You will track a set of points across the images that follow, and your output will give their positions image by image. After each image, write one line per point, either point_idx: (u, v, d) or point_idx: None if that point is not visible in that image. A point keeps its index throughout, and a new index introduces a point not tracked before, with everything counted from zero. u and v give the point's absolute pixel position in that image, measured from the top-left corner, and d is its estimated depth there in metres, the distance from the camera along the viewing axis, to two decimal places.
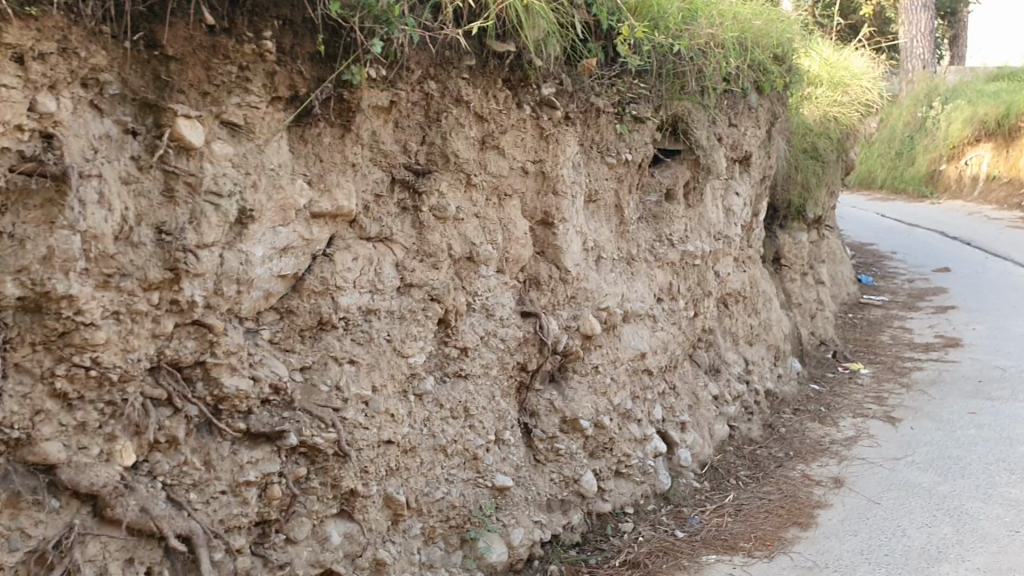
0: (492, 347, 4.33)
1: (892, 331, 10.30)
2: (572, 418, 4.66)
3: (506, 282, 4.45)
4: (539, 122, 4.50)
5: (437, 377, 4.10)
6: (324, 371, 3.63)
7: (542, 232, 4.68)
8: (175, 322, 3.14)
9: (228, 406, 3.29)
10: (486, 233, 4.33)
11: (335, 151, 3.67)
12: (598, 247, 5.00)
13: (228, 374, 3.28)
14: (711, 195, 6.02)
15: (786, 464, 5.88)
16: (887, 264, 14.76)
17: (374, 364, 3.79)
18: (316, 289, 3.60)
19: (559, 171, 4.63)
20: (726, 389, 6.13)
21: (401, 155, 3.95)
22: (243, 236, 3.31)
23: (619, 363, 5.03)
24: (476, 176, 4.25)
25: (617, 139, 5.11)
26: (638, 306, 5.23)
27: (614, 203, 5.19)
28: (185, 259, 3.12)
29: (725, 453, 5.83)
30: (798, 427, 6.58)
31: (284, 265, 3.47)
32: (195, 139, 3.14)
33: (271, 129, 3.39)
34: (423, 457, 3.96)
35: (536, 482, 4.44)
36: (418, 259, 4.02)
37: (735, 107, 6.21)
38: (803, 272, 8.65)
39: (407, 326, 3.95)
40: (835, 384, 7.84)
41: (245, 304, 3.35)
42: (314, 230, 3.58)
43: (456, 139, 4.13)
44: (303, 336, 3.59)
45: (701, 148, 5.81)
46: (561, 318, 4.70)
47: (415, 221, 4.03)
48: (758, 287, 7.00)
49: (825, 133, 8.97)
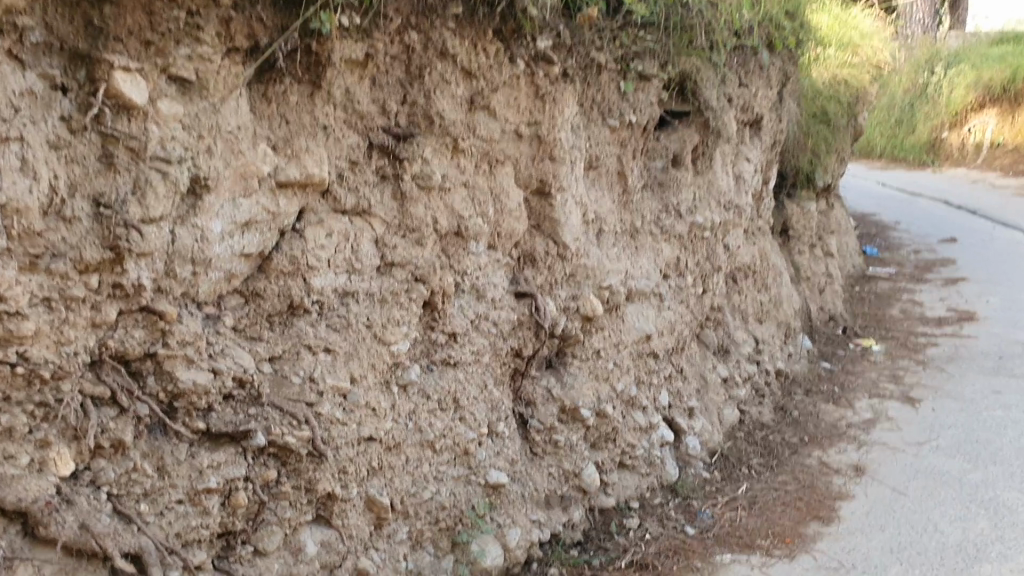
0: (483, 331, 3.94)
1: (902, 306, 9.94)
2: (572, 407, 4.29)
3: (498, 259, 4.05)
4: (535, 80, 4.07)
5: (422, 365, 3.70)
6: (296, 361, 3.23)
7: (538, 203, 4.26)
8: (120, 309, 2.72)
9: (185, 403, 2.88)
10: (476, 205, 3.91)
11: (303, 111, 3.26)
12: (600, 219, 4.59)
13: (183, 367, 2.87)
14: (721, 161, 5.60)
15: (801, 451, 5.60)
16: (891, 234, 14.41)
17: (352, 353, 3.39)
18: (285, 269, 3.20)
19: (557, 135, 4.20)
20: (736, 371, 5.80)
21: (379, 116, 3.52)
22: (197, 209, 2.89)
23: (623, 346, 4.65)
24: (465, 140, 3.83)
25: (621, 98, 4.67)
26: (643, 283, 4.82)
27: (617, 169, 4.76)
28: (127, 236, 2.68)
29: (737, 439, 5.50)
30: (811, 409, 6.27)
31: (247, 242, 3.05)
32: (138, 96, 2.70)
33: (227, 86, 2.97)
34: (409, 454, 3.56)
35: (533, 477, 4.07)
36: (400, 234, 3.61)
37: (745, 65, 5.78)
38: (812, 244, 8.25)
39: (389, 310, 3.55)
40: (846, 363, 7.50)
41: (202, 288, 2.94)
42: (280, 202, 3.16)
43: (442, 99, 3.70)
44: (271, 322, 3.20)
45: (710, 110, 5.38)
46: (560, 298, 4.30)
47: (396, 191, 3.60)
48: (768, 260, 6.62)
49: (835, 96, 8.51)
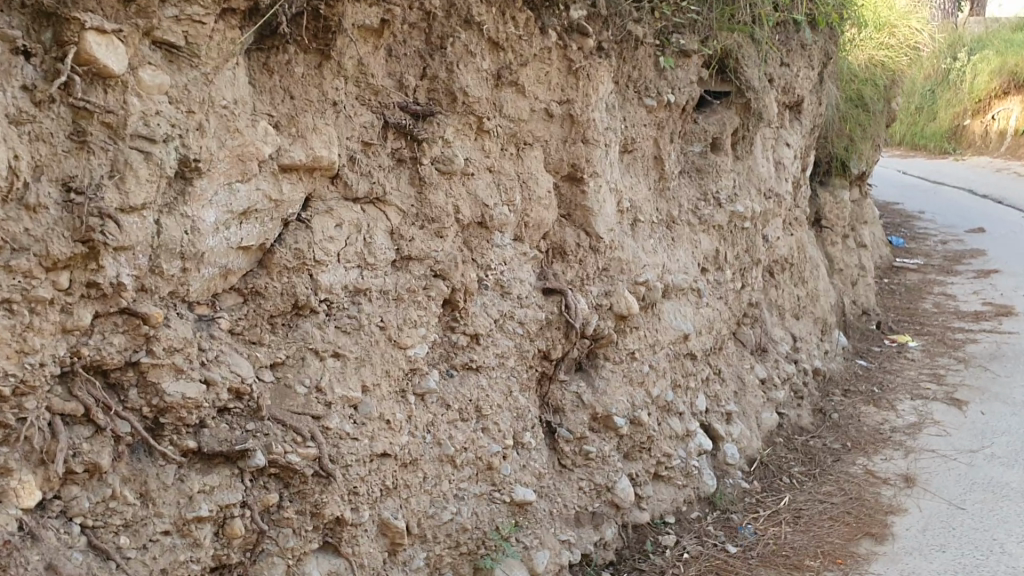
0: (508, 332, 3.55)
1: (935, 299, 9.48)
2: (604, 414, 3.92)
3: (526, 253, 3.66)
4: (567, 54, 3.68)
5: (442, 371, 3.32)
6: (302, 368, 2.85)
7: (569, 189, 3.86)
8: (95, 311, 2.35)
9: (172, 418, 2.50)
10: (502, 192, 3.51)
11: (310, 84, 2.86)
12: (635, 208, 4.20)
13: (170, 378, 2.50)
14: (760, 146, 5.21)
15: (845, 458, 5.21)
16: (916, 223, 13.95)
17: (363, 359, 3.00)
18: (289, 264, 2.82)
19: (591, 115, 3.80)
20: (775, 371, 5.45)
21: (396, 92, 3.14)
22: (187, 195, 2.51)
23: (659, 347, 4.26)
24: (490, 120, 3.43)
25: (658, 76, 4.29)
26: (680, 278, 4.43)
27: (653, 153, 4.37)
28: (103, 228, 2.30)
29: (775, 446, 5.14)
30: (852, 412, 5.87)
31: (246, 234, 2.68)
32: (114, 63, 2.31)
33: (222, 53, 2.57)
34: (427, 471, 3.18)
35: (562, 492, 3.69)
36: (418, 224, 3.22)
37: (786, 43, 5.36)
38: (845, 235, 7.82)
39: (406, 310, 3.16)
40: (884, 361, 7.08)
41: (194, 286, 2.57)
42: (284, 189, 2.79)
43: (466, 73, 3.31)
44: (273, 324, 2.83)
45: (753, 90, 4.96)
46: (592, 294, 3.90)
47: (413, 176, 3.21)
48: (804, 253, 6.23)
49: (871, 79, 8.00)
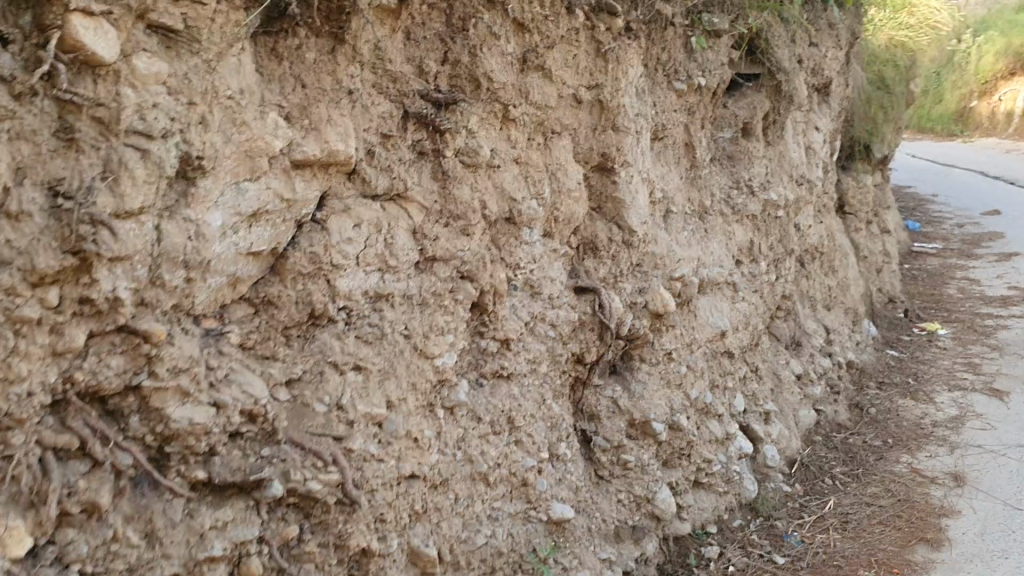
0: (539, 335, 3.28)
1: (959, 284, 9.20)
2: (642, 420, 3.65)
3: (556, 250, 3.39)
4: (595, 35, 3.42)
5: (471, 381, 3.05)
6: (320, 385, 2.59)
7: (599, 180, 3.60)
8: (90, 331, 2.09)
9: (179, 447, 2.26)
10: (531, 185, 3.25)
11: (322, 71, 2.58)
12: (667, 199, 3.95)
13: (176, 404, 2.25)
14: (791, 130, 4.94)
15: (889, 456, 4.94)
16: (931, 207, 13.65)
17: (388, 372, 2.74)
18: (304, 270, 2.57)
19: (621, 101, 3.54)
20: (810, 366, 5.19)
21: (416, 78, 2.87)
22: (190, 197, 2.24)
23: (697, 346, 3.99)
24: (516, 108, 3.17)
25: (687, 58, 4.04)
26: (715, 272, 4.17)
27: (683, 140, 4.11)
28: (95, 237, 2.02)
29: (814, 445, 4.87)
30: (889, 406, 5.61)
31: (256, 238, 2.42)
32: (104, 50, 2.03)
33: (226, 38, 2.29)
34: (458, 492, 2.92)
35: (600, 506, 3.41)
36: (442, 223, 2.96)
37: (816, 22, 5.09)
38: (869, 221, 7.55)
39: (431, 316, 2.90)
40: (915, 351, 6.80)
41: (200, 298, 2.32)
42: (297, 187, 2.52)
43: (490, 57, 3.05)
44: (288, 336, 2.57)
45: (784, 72, 4.69)
46: (625, 292, 3.64)
47: (435, 170, 2.96)
48: (834, 241, 5.95)
49: (893, 60, 7.63)
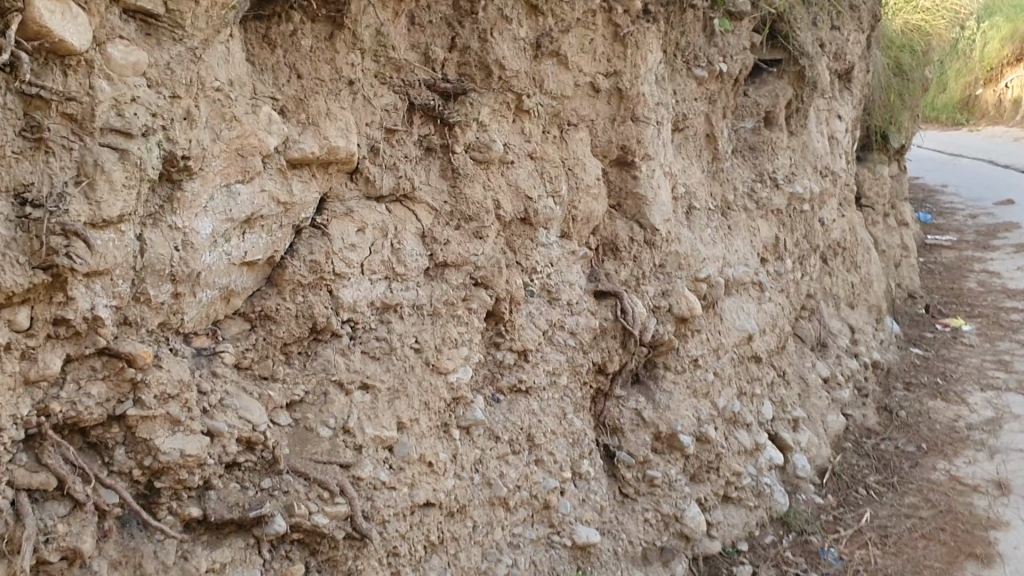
0: (558, 344, 3.05)
1: (977, 277, 8.96)
2: (669, 433, 3.40)
3: (574, 252, 3.15)
4: (613, 17, 3.18)
5: (487, 396, 2.82)
6: (324, 406, 2.37)
7: (618, 175, 3.36)
8: (67, 355, 1.85)
9: (169, 482, 2.03)
10: (547, 182, 3.01)
11: (320, 60, 2.34)
12: (689, 194, 3.71)
13: (165, 434, 2.02)
14: (814, 120, 4.70)
15: (924, 463, 4.74)
16: (942, 198, 13.38)
17: (398, 390, 2.51)
18: (304, 280, 2.34)
19: (642, 90, 3.29)
20: (837, 368, 4.96)
21: (422, 67, 2.64)
22: (175, 202, 1.99)
23: (724, 350, 3.76)
24: (530, 98, 2.93)
25: (708, 43, 3.81)
26: (741, 271, 3.93)
27: (705, 131, 3.88)
28: (68, 250, 1.77)
29: (844, 452, 4.64)
30: (918, 408, 5.38)
31: (251, 246, 2.19)
32: (74, 36, 1.75)
33: (212, 22, 2.02)
34: (477, 519, 2.68)
35: (626, 526, 3.18)
36: (452, 224, 2.72)
37: (838, 4, 4.85)
38: (887, 214, 7.31)
39: (444, 327, 2.67)
40: (940, 348, 6.57)
41: (189, 315, 2.10)
42: (294, 188, 2.28)
43: (502, 42, 2.81)
44: (288, 353, 2.35)
45: (808, 57, 4.46)
46: (648, 295, 3.40)
47: (445, 167, 2.72)
48: (856, 236, 5.71)
49: (909, 45, 7.39)
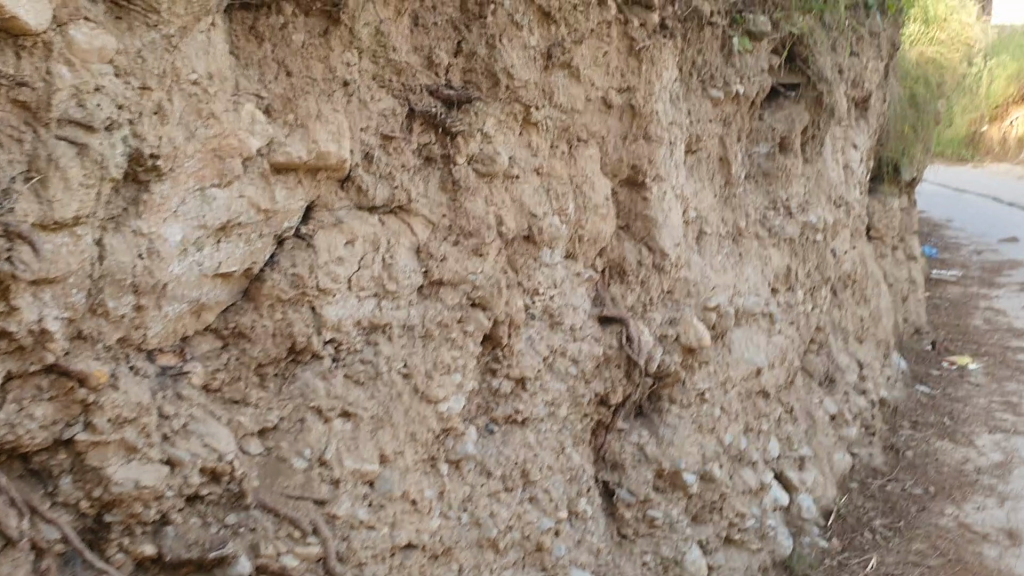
0: (558, 373, 2.84)
1: (983, 314, 8.78)
2: (671, 471, 3.20)
3: (579, 274, 2.95)
4: (629, 31, 2.99)
5: (480, 427, 2.61)
6: (301, 435, 2.16)
7: (627, 195, 3.16)
8: (8, 372, 1.65)
9: (122, 516, 1.83)
10: (552, 200, 2.82)
11: (313, 57, 2.14)
12: (701, 219, 3.52)
13: (118, 462, 1.82)
14: (830, 147, 4.53)
15: (933, 507, 4.51)
16: (946, 232, 13.21)
17: (383, 420, 2.31)
18: (285, 296, 2.14)
19: (655, 107, 3.11)
20: (845, 405, 4.75)
21: (424, 71, 2.45)
22: (141, 204, 1.79)
23: (731, 384, 3.56)
24: (539, 109, 2.74)
25: (725, 62, 3.63)
26: (752, 301, 3.74)
27: (718, 154, 3.70)
28: (10, 254, 1.58)
29: (850, 494, 4.44)
30: (926, 449, 5.17)
31: (226, 257, 1.98)
32: (29, 15, 1.56)
33: (192, 8, 1.82)
34: (463, 561, 2.46)
35: (622, 569, 2.98)
36: (450, 240, 2.52)
37: (858, 29, 4.69)
38: (897, 246, 7.11)
39: (436, 352, 2.46)
40: (947, 387, 6.37)
41: (155, 331, 1.89)
42: (278, 195, 2.08)
43: (511, 49, 2.62)
44: (263, 374, 2.14)
45: (826, 82, 4.29)
46: (655, 324, 3.20)
47: (445, 179, 2.52)
48: (867, 268, 5.52)
49: (924, 76, 7.24)
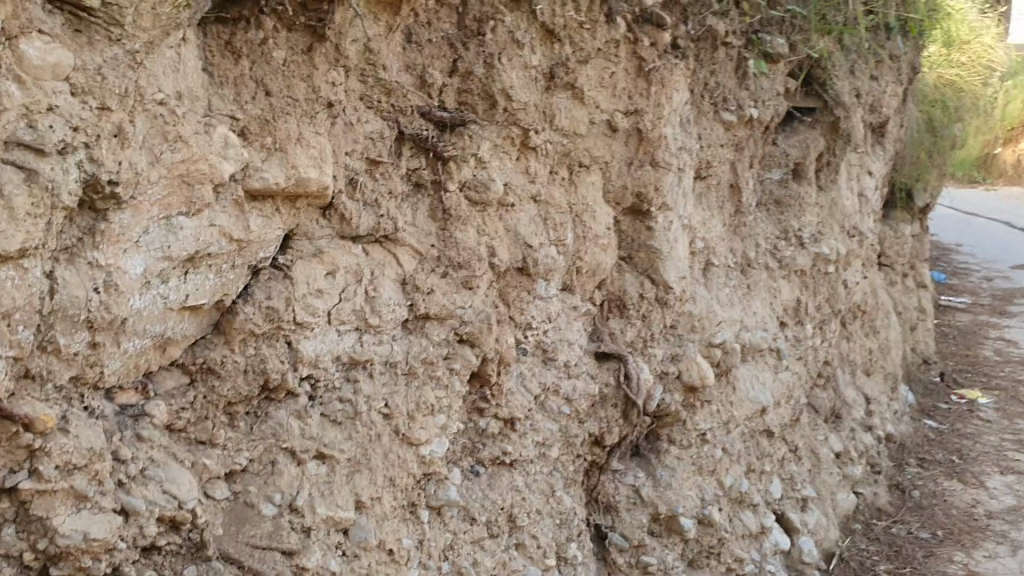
0: (551, 412, 2.70)
1: (994, 345, 8.60)
2: (668, 515, 3.04)
3: (576, 307, 2.81)
4: (638, 49, 2.85)
5: (464, 469, 2.48)
6: (271, 479, 2.01)
7: (631, 225, 3.02)
8: None
9: (69, 569, 1.67)
10: (550, 229, 2.68)
11: (295, 75, 2.00)
12: (708, 249, 3.38)
13: (67, 511, 1.66)
14: (845, 175, 4.38)
15: (938, 553, 4.38)
16: (957, 256, 13.02)
17: (360, 463, 2.16)
18: (258, 331, 1.99)
19: (664, 132, 2.96)
20: (851, 442, 4.59)
21: (416, 92, 2.31)
22: (98, 234, 1.65)
23: (734, 424, 3.41)
24: (539, 133, 2.60)
25: (738, 85, 3.49)
26: (758, 336, 3.60)
27: (729, 180, 3.56)
28: None
29: (853, 535, 4.28)
30: (933, 489, 5.01)
31: (193, 290, 1.84)
32: None
33: (160, 22, 1.70)
34: None
35: None
36: (439, 271, 2.39)
37: (878, 53, 4.54)
38: (908, 274, 6.95)
39: (420, 391, 2.31)
40: (955, 421, 6.20)
41: (114, 369, 1.74)
42: (252, 224, 1.93)
43: (510, 69, 2.48)
44: (232, 414, 1.99)
45: (844, 107, 4.14)
46: (656, 360, 3.05)
47: (435, 206, 2.38)
48: (879, 298, 5.36)
49: (942, 100, 7.09)
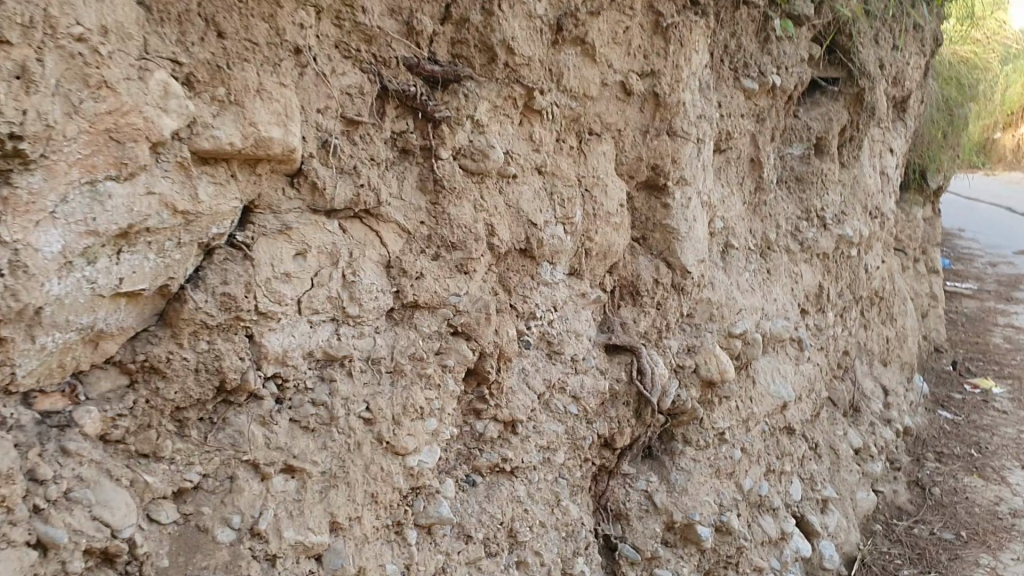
0: (556, 411, 2.38)
1: (1002, 332, 8.31)
2: (684, 523, 2.72)
3: (585, 294, 2.49)
4: (655, 3, 2.53)
5: (459, 479, 2.15)
6: (230, 498, 1.69)
7: (645, 201, 2.70)
8: None
9: None
10: (557, 205, 2.35)
11: (254, 14, 1.66)
12: (727, 229, 3.06)
13: None
14: (868, 152, 4.06)
15: (964, 555, 4.08)
16: (959, 242, 12.73)
17: (337, 478, 1.84)
18: (212, 321, 1.66)
19: (682, 97, 2.64)
20: (870, 437, 4.29)
21: (402, 41, 1.98)
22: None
23: (754, 421, 3.10)
24: (544, 94, 2.29)
25: (761, 49, 3.17)
26: (780, 324, 3.29)
27: (749, 154, 3.24)
28: None
29: (873, 537, 3.98)
30: (953, 486, 4.72)
31: (128, 271, 1.51)
32: None
33: None
34: None
35: None
36: (429, 252, 2.06)
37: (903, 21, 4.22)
38: (920, 258, 6.64)
39: (408, 391, 1.99)
40: (970, 413, 5.91)
41: (27, 369, 1.41)
42: (202, 193, 1.61)
43: (512, 18, 2.16)
44: (183, 420, 1.66)
45: (869, 77, 3.82)
46: (671, 352, 2.74)
47: (424, 176, 2.06)
48: (895, 284, 5.05)
49: (957, 78, 6.78)
